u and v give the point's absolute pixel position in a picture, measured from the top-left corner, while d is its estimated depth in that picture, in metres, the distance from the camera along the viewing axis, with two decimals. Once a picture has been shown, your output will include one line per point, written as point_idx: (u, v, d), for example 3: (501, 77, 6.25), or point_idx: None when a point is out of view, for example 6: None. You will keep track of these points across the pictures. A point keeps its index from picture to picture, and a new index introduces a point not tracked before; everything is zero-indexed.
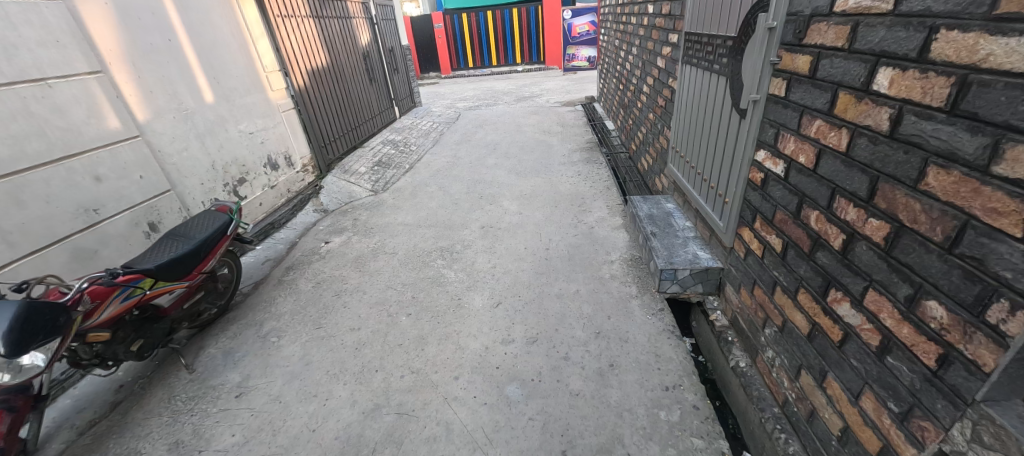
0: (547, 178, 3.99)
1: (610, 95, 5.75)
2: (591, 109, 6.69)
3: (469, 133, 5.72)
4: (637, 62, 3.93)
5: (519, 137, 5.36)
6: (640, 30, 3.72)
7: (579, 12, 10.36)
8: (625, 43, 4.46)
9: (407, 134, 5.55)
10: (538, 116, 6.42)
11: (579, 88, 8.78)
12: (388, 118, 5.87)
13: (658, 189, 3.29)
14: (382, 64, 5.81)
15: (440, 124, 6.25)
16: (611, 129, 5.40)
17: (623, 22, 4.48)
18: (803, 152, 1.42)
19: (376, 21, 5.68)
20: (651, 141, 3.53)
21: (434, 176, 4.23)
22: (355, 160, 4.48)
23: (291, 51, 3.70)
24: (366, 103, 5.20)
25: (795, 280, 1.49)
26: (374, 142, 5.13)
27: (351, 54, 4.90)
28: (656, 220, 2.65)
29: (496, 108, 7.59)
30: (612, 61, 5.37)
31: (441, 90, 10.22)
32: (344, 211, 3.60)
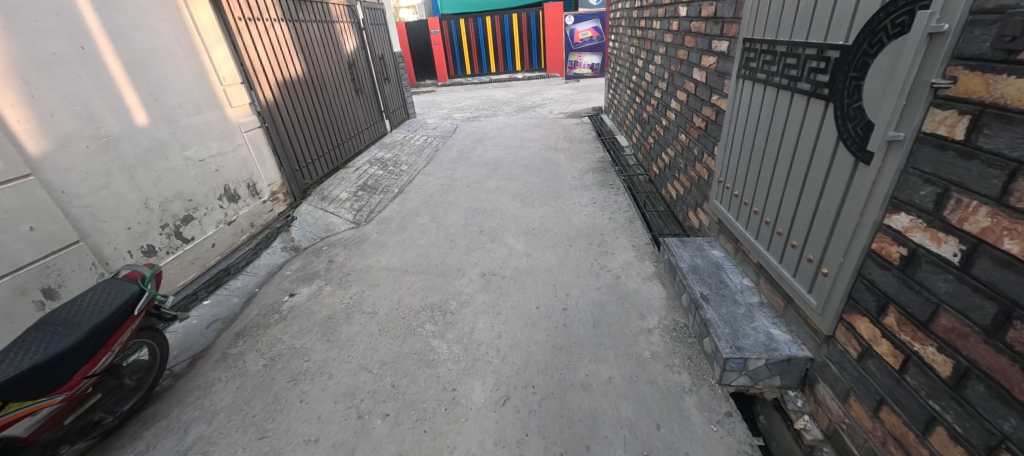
0: (558, 207, 3.43)
1: (622, 107, 5.21)
2: (599, 122, 6.17)
3: (466, 149, 5.16)
4: (661, 73, 3.39)
5: (523, 154, 4.80)
6: (667, 37, 3.19)
7: (582, 18, 9.89)
8: (644, 51, 3.92)
9: (398, 151, 4.99)
10: (542, 129, 5.87)
11: (584, 97, 8.25)
12: (377, 133, 5.31)
13: (695, 226, 2.73)
14: (370, 74, 5.28)
15: (434, 138, 5.67)
16: (625, 146, 4.85)
17: (641, 28, 3.96)
18: (1015, 235, 0.86)
19: (364, 26, 5.15)
20: (682, 167, 2.98)
21: (427, 203, 3.66)
22: (336, 183, 3.91)
23: (255, 60, 3.14)
24: (352, 117, 4.64)
25: (989, 435, 0.93)
26: (359, 161, 4.56)
27: (334, 64, 4.35)
28: (705, 276, 2.08)
29: (496, 120, 7.05)
30: (626, 71, 4.84)
31: (437, 99, 9.67)
32: (317, 250, 3.02)
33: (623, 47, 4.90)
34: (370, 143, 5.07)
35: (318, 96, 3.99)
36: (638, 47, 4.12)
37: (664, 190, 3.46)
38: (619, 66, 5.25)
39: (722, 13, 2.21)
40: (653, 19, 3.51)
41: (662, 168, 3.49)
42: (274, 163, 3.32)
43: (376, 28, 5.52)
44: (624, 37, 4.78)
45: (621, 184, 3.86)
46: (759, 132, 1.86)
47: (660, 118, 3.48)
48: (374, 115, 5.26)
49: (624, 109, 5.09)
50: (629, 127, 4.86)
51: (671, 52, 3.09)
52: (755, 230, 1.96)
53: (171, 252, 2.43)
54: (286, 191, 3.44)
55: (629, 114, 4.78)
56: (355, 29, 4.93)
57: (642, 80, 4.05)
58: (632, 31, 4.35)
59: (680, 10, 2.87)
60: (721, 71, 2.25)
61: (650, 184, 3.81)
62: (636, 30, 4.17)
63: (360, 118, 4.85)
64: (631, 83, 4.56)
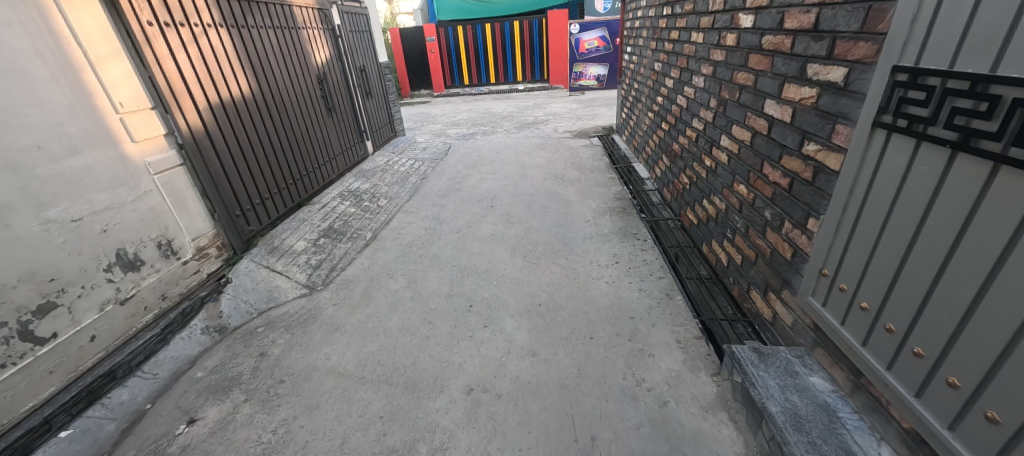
0: (571, 269, 2.66)
1: (641, 131, 4.45)
2: (610, 144, 5.46)
3: (457, 178, 4.41)
4: (704, 99, 2.63)
5: (525, 187, 4.04)
6: (715, 54, 2.44)
7: (588, 27, 9.35)
8: (676, 68, 3.16)
9: (377, 180, 4.22)
10: (546, 153, 5.12)
11: (591, 113, 7.54)
12: (355, 157, 4.55)
13: (766, 317, 1.97)
14: (347, 87, 4.51)
15: (423, 162, 4.91)
16: (646, 178, 4.09)
17: (672, 41, 3.22)
18: None
19: (342, 33, 4.42)
20: (740, 229, 2.22)
21: (404, 257, 2.90)
22: (294, 227, 3.15)
23: (172, 77, 2.38)
24: (322, 141, 3.89)
25: None
26: (328, 194, 3.80)
27: (298, 78, 3.59)
28: (816, 439, 1.30)
29: (494, 138, 6.32)
30: (647, 89, 4.09)
31: (431, 112, 8.91)
32: (248, 334, 2.23)
33: (643, 63, 4.18)
34: (345, 170, 4.31)
35: (274, 119, 3.23)
36: (667, 63, 3.38)
37: (706, 248, 2.71)
38: (637, 83, 4.51)
39: (833, 24, 1.46)
40: (693, 31, 2.77)
41: (703, 219, 2.74)
42: (203, 209, 2.56)
43: (358, 36, 4.79)
44: (645, 50, 4.06)
45: (648, 233, 3.09)
46: (933, 225, 1.09)
47: (700, 156, 2.74)
48: (351, 136, 4.51)
49: (644, 135, 4.34)
50: (650, 156, 4.10)
51: (723, 75, 2.34)
52: (911, 380, 1.19)
53: (8, 365, 1.64)
54: (221, 243, 2.67)
55: (652, 141, 4.02)
56: (329, 36, 4.18)
57: (672, 105, 3.30)
58: (657, 43, 3.61)
59: (741, 19, 2.12)
60: (827, 111, 1.50)
61: (684, 235, 3.05)
62: (664, 42, 3.43)
63: (333, 142, 4.09)
64: (655, 105, 3.82)
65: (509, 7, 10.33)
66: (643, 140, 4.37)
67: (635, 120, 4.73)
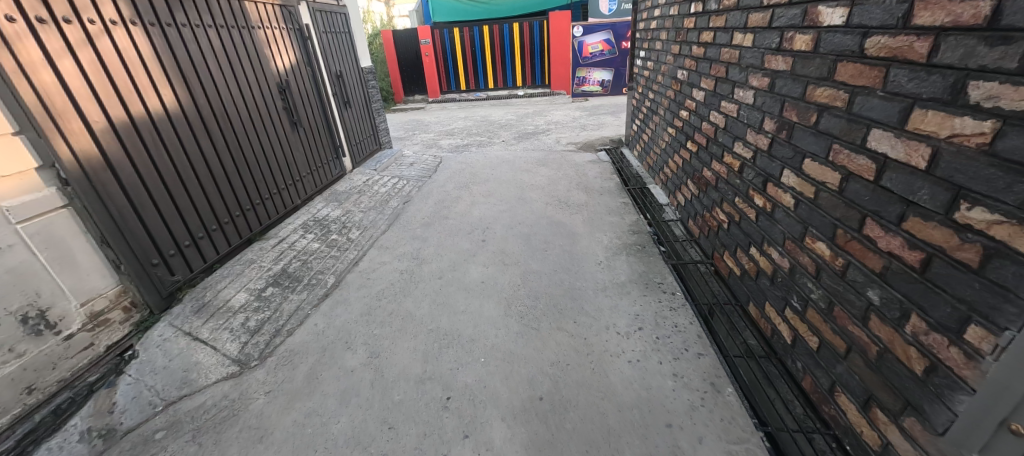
0: (581, 338, 2.05)
1: (657, 148, 3.85)
2: (619, 160, 4.86)
3: (445, 201, 3.80)
4: (754, 120, 2.03)
5: (523, 215, 3.44)
6: (773, 63, 1.85)
7: (591, 29, 8.85)
8: (709, 78, 2.56)
9: (351, 205, 3.62)
10: (548, 171, 4.51)
11: (595, 122, 6.96)
12: (327, 176, 3.94)
13: (870, 443, 1.36)
14: (320, 95, 3.89)
15: (408, 182, 4.30)
16: (665, 204, 3.48)
17: (703, 46, 2.64)
18: None
19: (314, 33, 3.81)
20: (817, 303, 1.61)
21: (369, 315, 2.29)
22: (237, 273, 2.54)
23: (51, 89, 1.75)
24: (284, 160, 3.28)
25: None
26: (289, 225, 3.20)
27: (249, 87, 2.97)
28: None
29: (490, 150, 5.72)
30: (666, 101, 3.49)
31: (424, 121, 8.31)
32: (139, 445, 1.60)
33: (661, 70, 3.59)
34: (314, 193, 3.70)
35: (216, 138, 2.62)
36: (695, 71, 2.80)
37: (755, 311, 2.09)
38: (653, 92, 3.91)
39: None
40: (736, 32, 2.18)
41: (751, 272, 2.13)
42: (102, 261, 1.95)
43: (334, 38, 4.20)
44: (663, 56, 3.48)
45: (676, 282, 2.47)
46: None
47: (747, 191, 2.13)
48: (323, 153, 3.89)
49: (661, 152, 3.73)
50: (670, 179, 3.49)
51: (787, 90, 1.75)
52: None
53: None
54: (128, 303, 2.07)
55: (672, 160, 3.41)
56: (295, 37, 3.56)
57: (702, 122, 2.70)
58: (681, 47, 3.03)
59: (821, 14, 1.52)
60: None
61: (721, 285, 2.43)
62: (691, 47, 2.84)
63: (299, 161, 3.48)
64: (677, 119, 3.21)
65: (508, 8, 9.93)
66: (660, 159, 3.76)
67: (649, 134, 4.13)
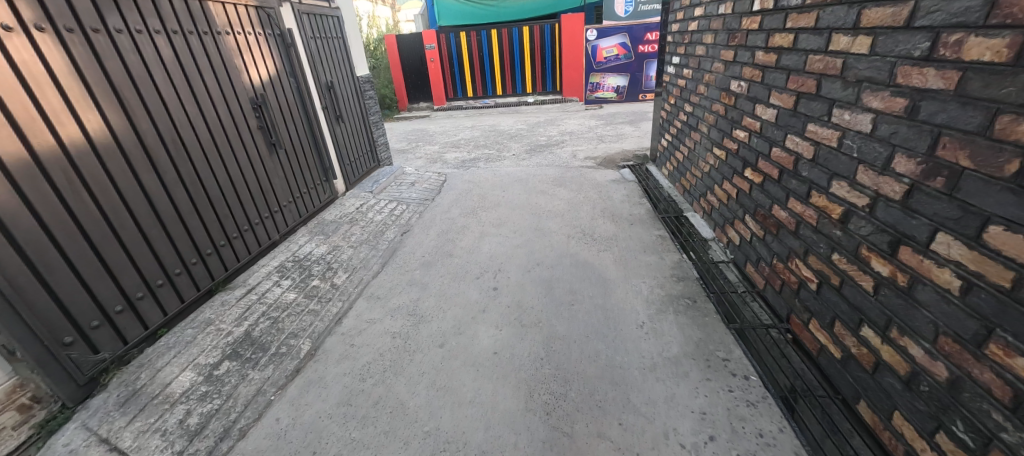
0: (632, 454, 1.49)
1: (697, 170, 3.28)
2: (646, 179, 4.31)
3: (449, 233, 3.27)
4: (876, 155, 1.46)
5: (541, 252, 2.89)
6: (916, 77, 1.29)
7: (606, 32, 8.34)
8: (785, 93, 2.00)
9: (339, 239, 3.10)
10: (566, 193, 3.96)
11: (613, 133, 6.39)
12: (312, 203, 3.42)
13: None
14: (305, 110, 3.38)
15: (407, 206, 3.78)
16: (711, 240, 2.92)
17: (774, 52, 2.08)
18: None
19: (299, 40, 3.31)
20: (1018, 451, 1.03)
21: (347, 406, 1.75)
22: (187, 340, 2.03)
23: None
24: (258, 191, 2.77)
25: None
26: (263, 269, 2.68)
27: (212, 106, 2.46)
28: None
29: (500, 166, 5.20)
30: (711, 117, 2.93)
31: (428, 131, 7.82)
32: None
33: (704, 79, 3.03)
34: (295, 225, 3.19)
35: (162, 172, 2.10)
36: (760, 83, 2.23)
37: (872, 415, 1.52)
38: (691, 104, 3.34)
39: None
40: (838, 33, 1.62)
41: (865, 362, 1.55)
42: None
43: (324, 44, 3.69)
44: (709, 63, 2.92)
45: (747, 356, 1.90)
46: None
47: (856, 250, 1.56)
48: (308, 177, 3.38)
49: (702, 177, 3.16)
50: (716, 210, 2.91)
51: (950, 118, 1.18)
52: None
53: None
54: (31, 397, 1.56)
55: (719, 188, 2.84)
56: (276, 44, 3.06)
57: (771, 149, 2.14)
58: (737, 53, 2.47)
59: None
60: None
61: (807, 364, 1.86)
62: (753, 53, 2.28)
63: (276, 189, 2.97)
64: (728, 140, 2.65)
65: (517, 11, 9.41)
66: (702, 184, 3.18)
67: (685, 153, 3.56)
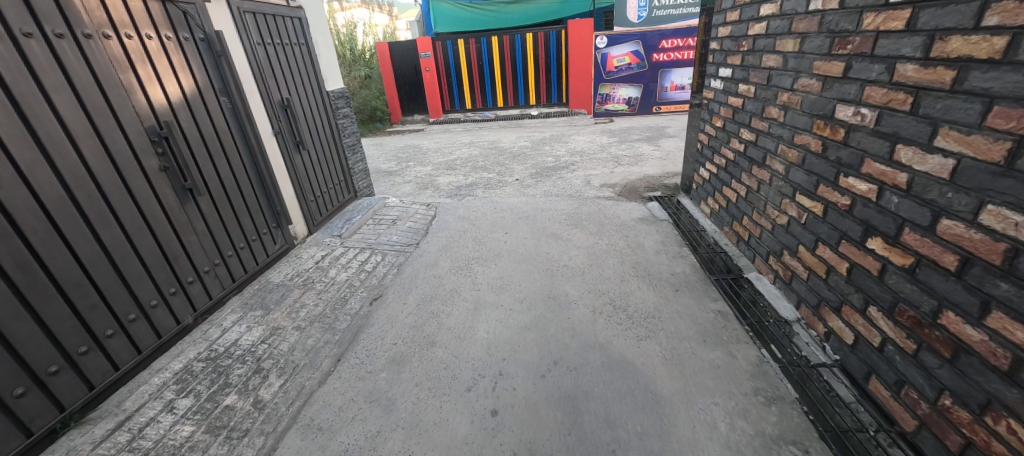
0: None
1: (762, 219, 2.46)
2: (682, 218, 3.50)
3: (433, 301, 2.45)
4: None
5: (558, 340, 2.08)
6: None
7: (617, 40, 7.73)
8: (980, 134, 1.19)
9: (282, 316, 2.25)
10: (584, 237, 3.15)
11: (630, 153, 5.60)
12: (255, 259, 2.56)
13: None
14: (248, 138, 2.54)
15: (381, 258, 2.94)
16: (799, 324, 2.08)
17: (950, 67, 1.27)
18: None
19: (267, 61, 2.79)
20: None
21: None
22: None
23: None
24: (158, 257, 1.93)
25: None
26: (157, 377, 1.82)
27: (74, 141, 1.61)
28: None
29: (501, 194, 4.40)
30: (793, 152, 2.12)
31: (422, 148, 7.05)
32: None
33: (779, 100, 2.22)
34: (225, 295, 2.32)
35: None
36: (909, 114, 1.42)
37: None
38: (752, 131, 2.53)
39: None
40: None
41: None
42: None
43: (275, 51, 2.88)
44: (789, 79, 2.12)
45: None
46: None
47: None
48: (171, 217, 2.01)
49: (773, 231, 2.35)
50: (802, 281, 2.09)
51: None
52: None
53: None
54: None
55: (808, 253, 2.02)
56: (195, 49, 2.20)
57: (938, 220, 1.32)
58: (853, 66, 1.67)
59: None
60: None
61: None
62: (893, 66, 1.48)
63: (193, 251, 2.11)
64: (830, 190, 1.84)
65: (520, 16, 8.69)
66: (772, 240, 2.37)
67: (741, 193, 2.74)
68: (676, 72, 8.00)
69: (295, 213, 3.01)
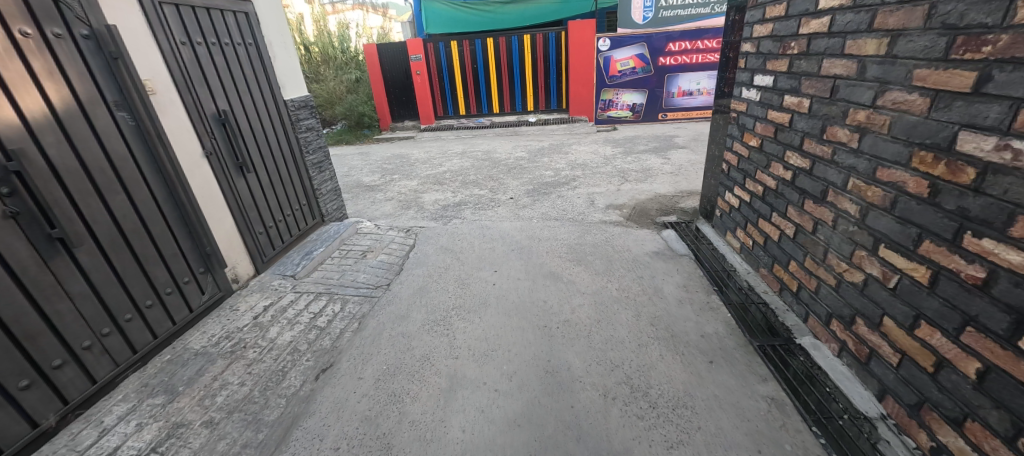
0: None
1: (822, 271, 1.90)
2: (704, 251, 2.96)
3: (396, 376, 1.89)
4: None
5: (557, 446, 1.51)
6: None
7: (621, 41, 7.21)
8: None
9: (189, 406, 1.67)
10: (588, 278, 2.61)
11: (637, 166, 5.05)
12: (168, 319, 1.99)
13: None
14: (160, 164, 1.97)
15: (339, 307, 2.38)
16: (890, 427, 1.51)
17: None
18: None
19: (196, 66, 2.24)
20: None
21: None
22: None
23: None
24: None
25: None
26: None
27: None
28: None
29: (492, 216, 3.85)
30: (877, 190, 1.57)
31: (410, 158, 6.50)
32: None
33: (852, 119, 1.67)
34: (116, 375, 1.74)
35: None
36: None
37: None
38: (807, 156, 1.98)
39: None
40: None
41: None
42: None
43: (208, 52, 2.32)
44: (870, 92, 1.57)
45: None
46: None
47: None
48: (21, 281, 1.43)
49: (840, 289, 1.79)
50: (894, 370, 1.53)
51: None
52: None
53: None
54: None
55: (906, 334, 1.47)
56: (73, 50, 1.63)
57: None
58: (995, 77, 1.12)
59: None
60: None
61: None
62: None
63: (60, 324, 1.54)
64: (942, 252, 1.31)
65: (518, 17, 8.16)
66: (838, 300, 1.81)
67: (787, 232, 2.19)
68: (684, 77, 7.49)
69: (234, 251, 2.44)
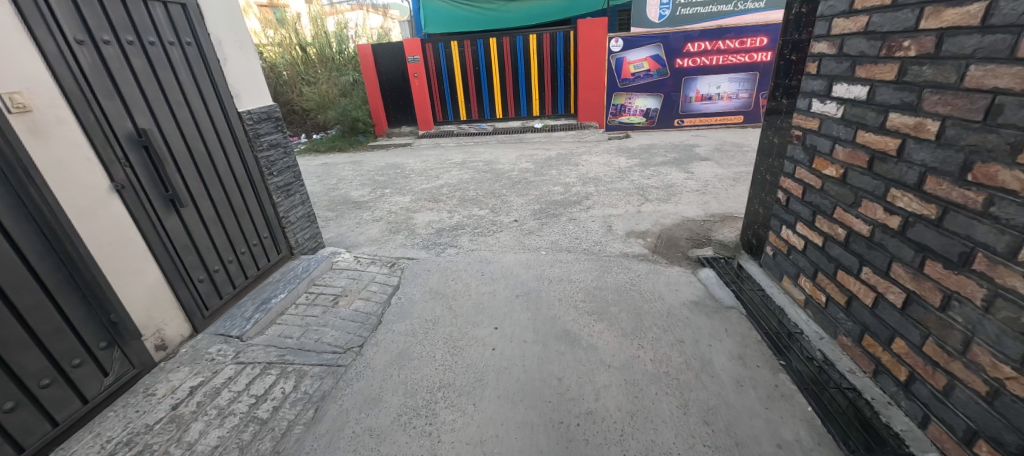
0: None
1: (964, 367, 1.32)
2: (756, 301, 2.38)
3: None
4: None
5: None
6: None
7: (635, 42, 6.65)
8: None
9: None
10: (613, 341, 2.04)
11: (657, 182, 4.48)
12: (45, 420, 1.44)
13: None
14: (32, 206, 1.44)
15: (292, 386, 1.83)
16: None
17: None
18: None
19: (102, 72, 1.70)
20: None
21: None
22: None
23: None
24: None
25: None
26: None
27: None
28: None
29: (492, 244, 3.29)
30: None
31: (405, 168, 5.95)
32: None
33: None
34: None
35: None
36: None
37: None
38: (934, 201, 1.40)
39: None
40: None
41: None
42: None
43: (121, 54, 1.78)
44: None
45: None
46: None
47: None
48: None
49: (999, 403, 1.22)
50: None
51: None
52: None
53: None
54: None
55: None
56: None
57: None
58: None
59: None
60: None
61: None
62: None
63: None
64: None
65: (522, 16, 7.61)
66: (994, 418, 1.23)
67: (890, 298, 1.61)
68: (703, 80, 6.91)
69: (158, 308, 1.90)
